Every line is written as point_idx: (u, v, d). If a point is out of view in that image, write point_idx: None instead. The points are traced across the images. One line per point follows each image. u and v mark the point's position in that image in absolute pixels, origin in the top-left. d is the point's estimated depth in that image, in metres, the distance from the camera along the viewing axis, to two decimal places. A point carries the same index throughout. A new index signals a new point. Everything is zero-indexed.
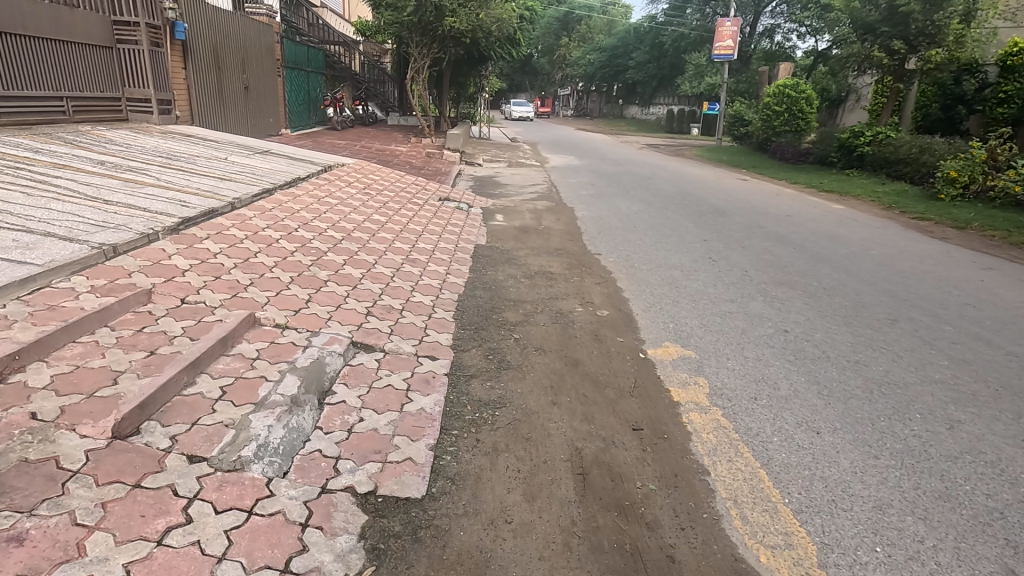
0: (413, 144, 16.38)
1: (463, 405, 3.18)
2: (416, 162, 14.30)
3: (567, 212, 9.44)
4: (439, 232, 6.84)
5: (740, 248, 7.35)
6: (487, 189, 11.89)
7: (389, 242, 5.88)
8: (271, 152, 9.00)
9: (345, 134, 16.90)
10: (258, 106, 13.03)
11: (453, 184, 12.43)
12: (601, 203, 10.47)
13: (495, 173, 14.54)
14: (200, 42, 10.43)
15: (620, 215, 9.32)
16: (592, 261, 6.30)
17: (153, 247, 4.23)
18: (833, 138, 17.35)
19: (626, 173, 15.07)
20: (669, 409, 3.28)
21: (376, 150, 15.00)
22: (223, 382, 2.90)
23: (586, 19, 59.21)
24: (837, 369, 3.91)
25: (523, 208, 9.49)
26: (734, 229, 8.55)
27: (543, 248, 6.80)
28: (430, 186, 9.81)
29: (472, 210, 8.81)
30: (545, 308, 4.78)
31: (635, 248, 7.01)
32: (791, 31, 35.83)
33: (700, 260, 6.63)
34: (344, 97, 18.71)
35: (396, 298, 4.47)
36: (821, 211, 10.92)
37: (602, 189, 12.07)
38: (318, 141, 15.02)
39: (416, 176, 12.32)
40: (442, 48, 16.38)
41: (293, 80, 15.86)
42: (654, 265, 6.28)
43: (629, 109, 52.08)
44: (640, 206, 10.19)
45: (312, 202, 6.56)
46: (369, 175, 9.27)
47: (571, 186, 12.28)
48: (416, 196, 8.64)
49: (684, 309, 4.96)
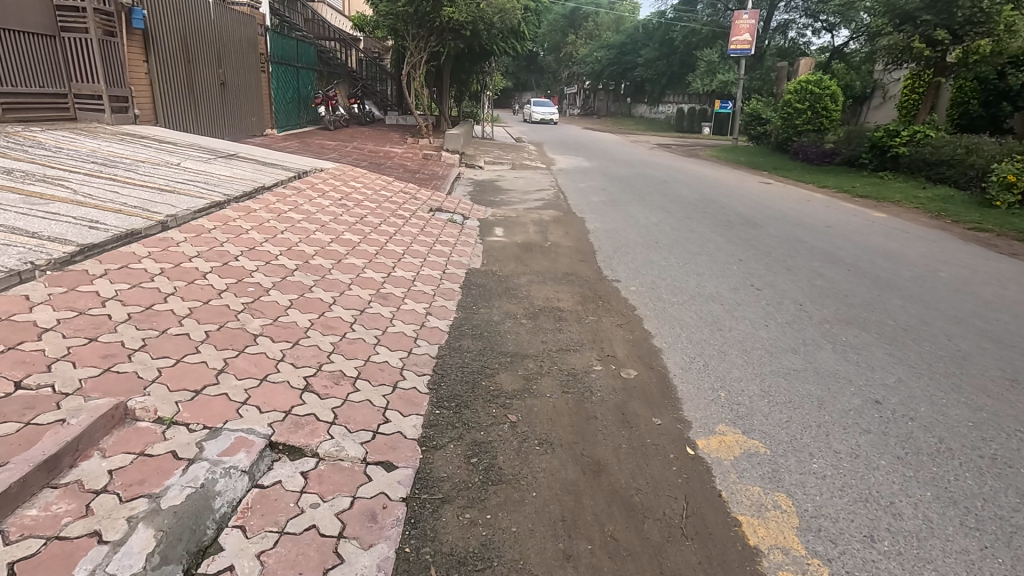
0: (409, 145, 15.25)
1: (425, 566, 2.02)
2: (410, 165, 13.17)
3: (577, 223, 8.27)
4: (423, 253, 5.68)
5: (786, 271, 6.13)
6: (486, 195, 10.75)
7: (357, 270, 4.72)
8: (238, 156, 7.86)
9: (337, 134, 15.78)
10: (236, 104, 11.88)
11: (449, 189, 11.29)
12: (615, 212, 9.27)
13: (496, 176, 13.37)
14: (163, 32, 9.32)
15: (638, 226, 8.13)
16: (610, 292, 5.12)
17: (18, 292, 3.10)
18: (862, 137, 16.09)
19: (640, 176, 13.84)
20: (747, 566, 2.11)
21: (368, 152, 13.88)
22: (19, 553, 1.76)
23: (593, 15, 57.84)
24: (974, 475, 2.73)
25: (526, 219, 8.33)
26: (773, 245, 7.32)
27: (549, 273, 5.62)
28: (422, 194, 8.68)
29: (467, 223, 7.66)
30: (551, 369, 3.59)
31: (661, 273, 5.81)
32: (806, 27, 34.53)
33: (742, 289, 5.42)
34: (337, 95, 17.56)
35: (350, 359, 3.31)
36: (862, 221, 9.69)
37: (616, 195, 10.87)
38: (306, 142, 13.92)
39: (409, 181, 11.20)
40: (441, 41, 15.24)
41: (280, 76, 14.74)
42: (687, 297, 5.09)
43: (638, 108, 50.75)
44: (660, 216, 8.99)
45: (268, 219, 5.40)
46: (350, 181, 8.13)
47: (581, 192, 11.07)
48: (402, 206, 7.48)
49: (735, 367, 3.77)
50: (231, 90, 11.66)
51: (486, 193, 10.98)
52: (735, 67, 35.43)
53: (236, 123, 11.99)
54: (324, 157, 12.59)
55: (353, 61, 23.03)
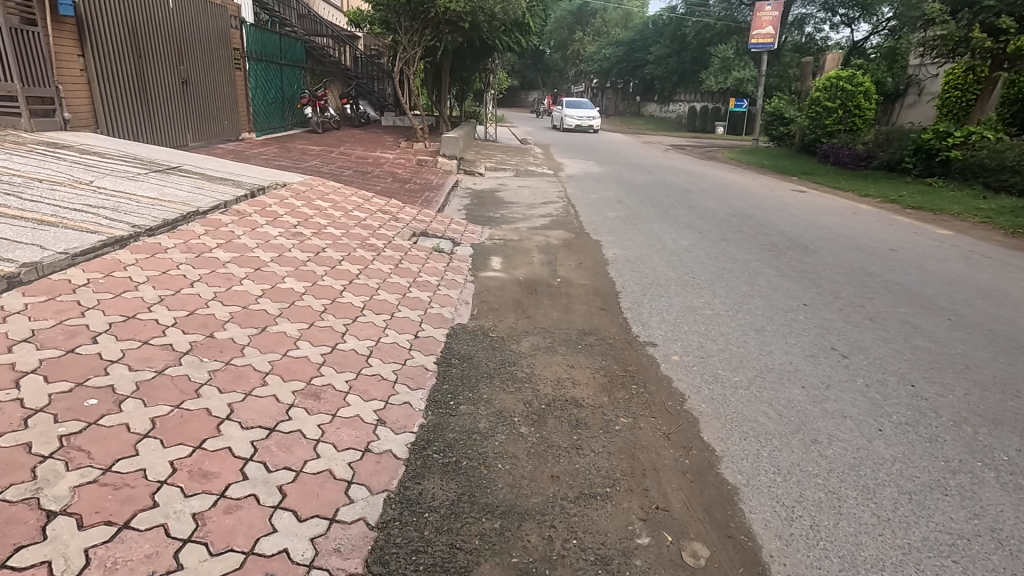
0: (403, 150, 13.86)
1: None
2: (401, 173, 11.78)
3: (592, 247, 6.84)
4: (392, 305, 4.25)
5: (870, 323, 4.68)
6: (484, 210, 9.30)
7: (286, 347, 3.29)
8: (179, 169, 6.50)
9: (324, 138, 14.46)
10: (202, 105, 10.57)
11: (443, 202, 9.86)
12: (635, 231, 7.86)
13: (498, 185, 11.92)
14: (103, 23, 8.05)
15: (667, 251, 6.70)
16: (645, 369, 3.68)
17: None
18: (902, 139, 14.59)
19: (657, 183, 12.48)
20: None
21: (355, 158, 12.49)
22: None
23: (601, 12, 56.44)
24: None
25: (529, 243, 6.93)
26: (839, 279, 5.85)
27: (561, 334, 4.17)
28: (405, 212, 7.26)
29: (459, 250, 6.27)
30: (568, 550, 2.17)
31: (709, 330, 4.38)
32: (824, 21, 32.95)
33: (822, 357, 3.99)
34: (326, 95, 16.20)
35: (217, 556, 1.90)
36: (928, 241, 8.20)
37: (635, 209, 9.46)
38: (287, 147, 12.54)
39: (398, 193, 9.79)
40: (437, 35, 13.85)
41: (260, 74, 13.42)
42: (751, 376, 3.65)
43: (647, 107, 49.15)
44: (691, 236, 7.57)
45: (180, 262, 4.01)
46: (315, 197, 6.70)
47: (594, 205, 9.64)
48: (375, 230, 6.05)
49: (863, 531, 2.33)
50: (197, 90, 10.37)
51: (485, 207, 9.54)
52: (749, 65, 33.91)
53: (204, 128, 10.69)
54: (304, 163, 11.19)
55: (348, 61, 21.65)
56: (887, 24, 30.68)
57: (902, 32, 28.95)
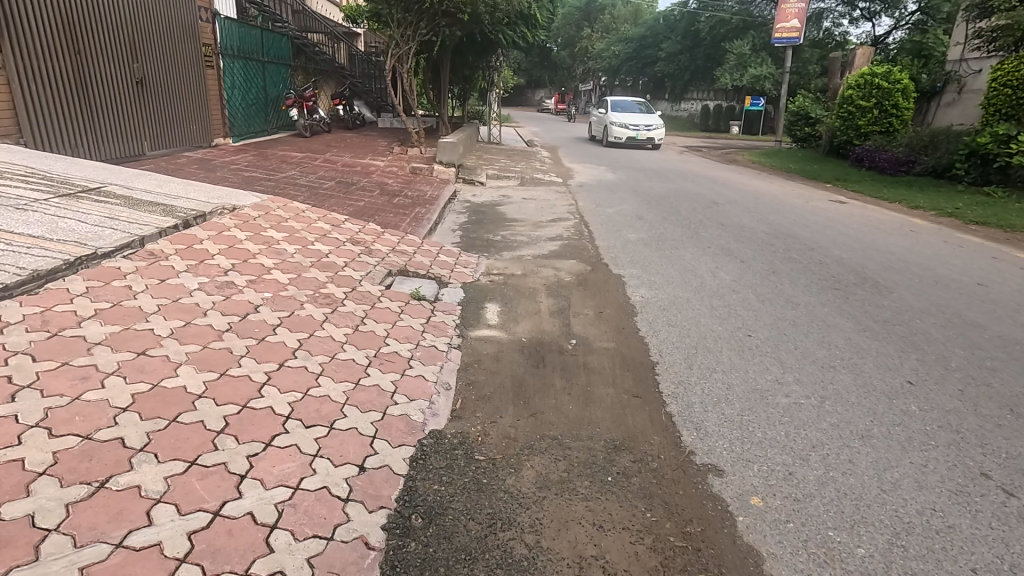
0: (395, 156, 12.53)
1: None
2: (391, 183, 10.48)
3: (614, 286, 5.50)
4: (335, 408, 2.92)
5: (1015, 420, 3.32)
6: (483, 230, 7.96)
7: (123, 526, 1.97)
8: (99, 191, 5.24)
9: (310, 143, 13.21)
10: (160, 109, 9.37)
11: (435, 219, 8.50)
12: (663, 259, 6.53)
13: (500, 198, 10.56)
14: (23, 12, 6.90)
15: (708, 293, 5.37)
16: (716, 533, 2.36)
17: None
18: (953, 143, 13.16)
19: (680, 194, 11.11)
20: None
21: (341, 166, 11.19)
22: None
23: (611, 8, 54.91)
24: None
25: (535, 280, 5.61)
26: (941, 338, 4.48)
27: (582, 454, 2.83)
28: (382, 241, 5.92)
29: (445, 294, 4.94)
30: None
31: (794, 437, 3.04)
32: (843, 15, 31.41)
33: (977, 497, 2.64)
34: (315, 95, 14.87)
35: None
36: (1016, 271, 6.79)
37: (660, 228, 8.13)
38: (266, 154, 11.27)
39: (383, 209, 8.46)
40: (432, 28, 12.47)
41: (238, 73, 12.17)
42: (885, 546, 2.33)
43: (659, 105, 47.64)
44: (733, 268, 6.23)
45: (13, 352, 2.72)
46: (267, 224, 5.37)
47: (612, 224, 8.27)
48: (337, 272, 4.71)
49: None
50: (153, 91, 9.17)
51: (484, 226, 8.18)
52: (767, 61, 32.37)
53: (161, 134, 9.48)
54: (281, 171, 9.91)
55: (344, 57, 20.47)
56: (911, 19, 29.11)
57: (928, 26, 27.36)
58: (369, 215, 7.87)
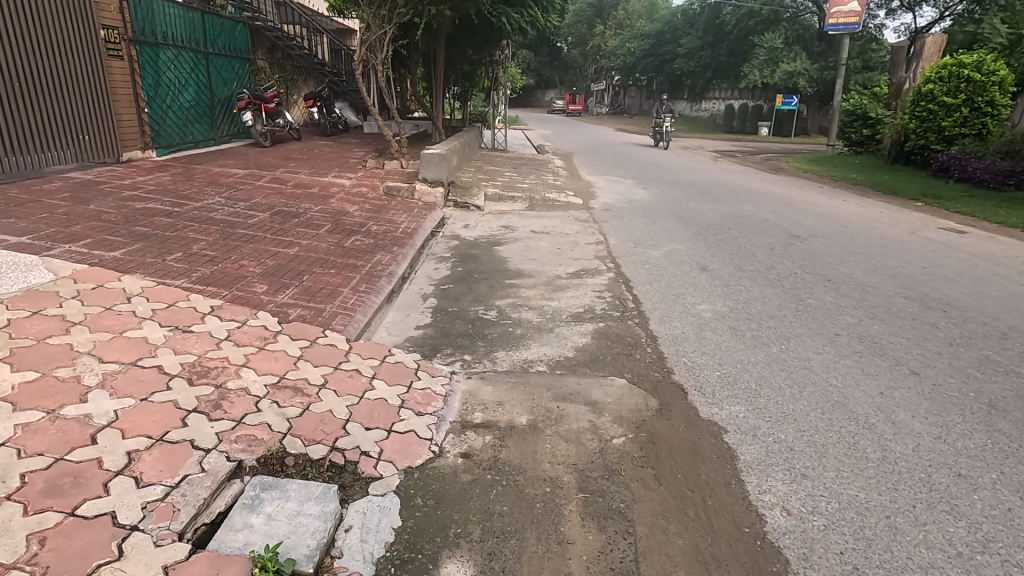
0: (367, 171, 9.83)
1: None
2: (354, 211, 7.79)
3: (718, 470, 2.71)
4: None
5: None
6: (471, 299, 5.11)
7: None
8: None
9: (264, 155, 10.56)
10: (14, 110, 6.71)
11: (400, 275, 5.73)
12: (781, 374, 3.71)
13: (499, 230, 7.80)
14: None
15: (920, 494, 2.57)
16: None
17: None
18: None
19: (743, 224, 8.28)
20: None
21: (291, 186, 8.53)
22: None
23: (624, 5, 51.98)
24: None
25: (554, 452, 2.81)
26: None
27: None
28: (264, 360, 3.11)
29: (351, 547, 2.11)
30: None
31: None
32: (883, 5, 28.34)
33: None
34: (278, 95, 12.14)
35: None
36: None
37: (741, 293, 5.29)
38: (194, 171, 8.63)
39: (325, 260, 5.72)
40: (412, 8, 9.73)
41: (167, 66, 9.50)
42: None
43: (677, 105, 44.78)
44: (916, 398, 3.42)
45: None
46: (5, 350, 2.64)
47: (666, 287, 5.43)
48: (70, 512, 1.93)
49: None
50: (1, 84, 6.52)
51: (474, 291, 5.32)
52: (799, 56, 29.39)
53: (14, 145, 6.82)
54: (198, 198, 7.21)
55: (326, 51, 17.81)
56: (958, 8, 26.12)
57: (980, 16, 24.34)
58: (294, 277, 5.10)
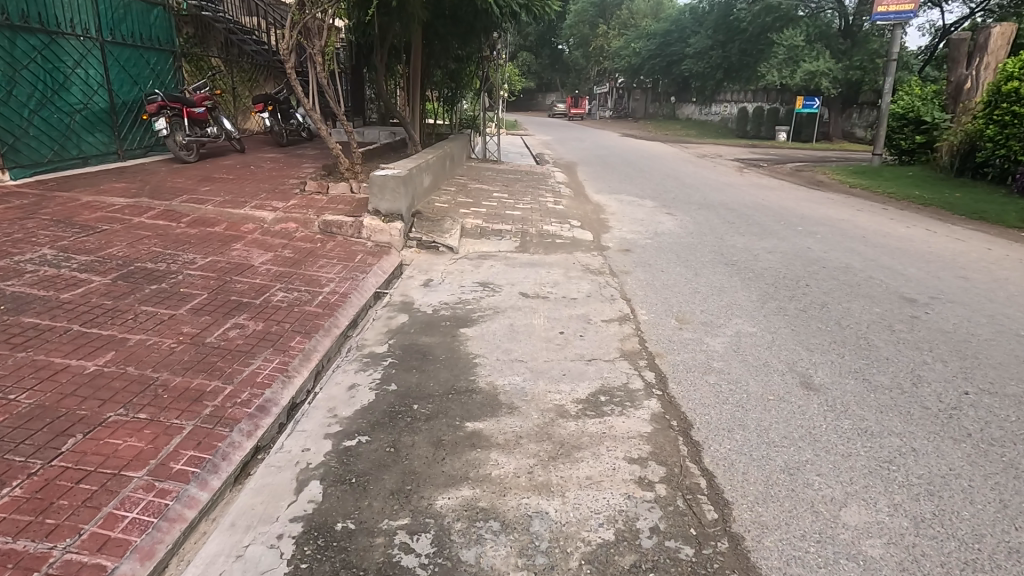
0: (304, 197, 7.37)
1: None
2: (259, 265, 5.31)
3: None
4: None
5: None
6: (388, 489, 2.61)
7: None
8: None
9: (176, 174, 8.13)
10: None
11: (279, 410, 3.23)
12: None
13: (472, 290, 5.32)
14: None
15: None
16: None
17: None
18: None
19: (824, 279, 5.77)
20: None
21: (183, 224, 6.10)
22: None
23: (628, 3, 49.47)
24: None
25: None
26: None
27: None
28: None
29: None
30: None
31: None
32: None
33: None
34: (210, 97, 9.65)
35: None
36: None
37: (909, 465, 2.79)
38: (50, 201, 6.19)
39: (147, 381, 3.23)
40: None
41: (31, 57, 7.10)
42: None
43: (685, 108, 42.13)
44: None
45: None
46: None
47: (763, 443, 2.94)
48: None
49: None
50: None
51: (401, 460, 2.81)
52: (822, 55, 26.85)
53: None
54: (11, 250, 4.78)
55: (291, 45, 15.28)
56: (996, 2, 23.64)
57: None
58: (43, 443, 2.63)
